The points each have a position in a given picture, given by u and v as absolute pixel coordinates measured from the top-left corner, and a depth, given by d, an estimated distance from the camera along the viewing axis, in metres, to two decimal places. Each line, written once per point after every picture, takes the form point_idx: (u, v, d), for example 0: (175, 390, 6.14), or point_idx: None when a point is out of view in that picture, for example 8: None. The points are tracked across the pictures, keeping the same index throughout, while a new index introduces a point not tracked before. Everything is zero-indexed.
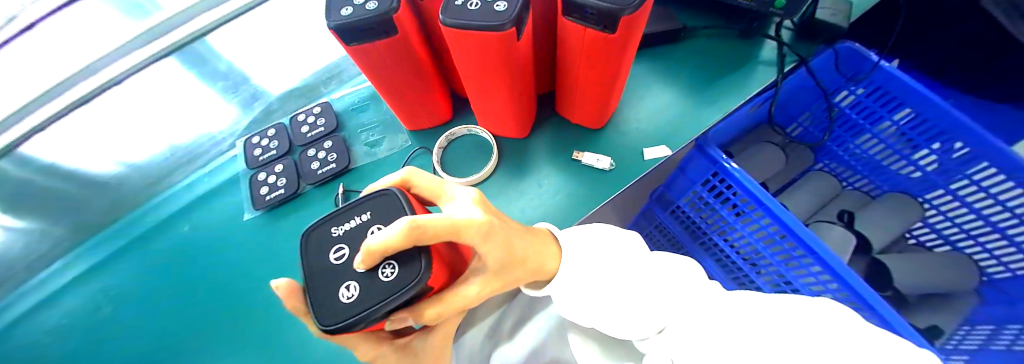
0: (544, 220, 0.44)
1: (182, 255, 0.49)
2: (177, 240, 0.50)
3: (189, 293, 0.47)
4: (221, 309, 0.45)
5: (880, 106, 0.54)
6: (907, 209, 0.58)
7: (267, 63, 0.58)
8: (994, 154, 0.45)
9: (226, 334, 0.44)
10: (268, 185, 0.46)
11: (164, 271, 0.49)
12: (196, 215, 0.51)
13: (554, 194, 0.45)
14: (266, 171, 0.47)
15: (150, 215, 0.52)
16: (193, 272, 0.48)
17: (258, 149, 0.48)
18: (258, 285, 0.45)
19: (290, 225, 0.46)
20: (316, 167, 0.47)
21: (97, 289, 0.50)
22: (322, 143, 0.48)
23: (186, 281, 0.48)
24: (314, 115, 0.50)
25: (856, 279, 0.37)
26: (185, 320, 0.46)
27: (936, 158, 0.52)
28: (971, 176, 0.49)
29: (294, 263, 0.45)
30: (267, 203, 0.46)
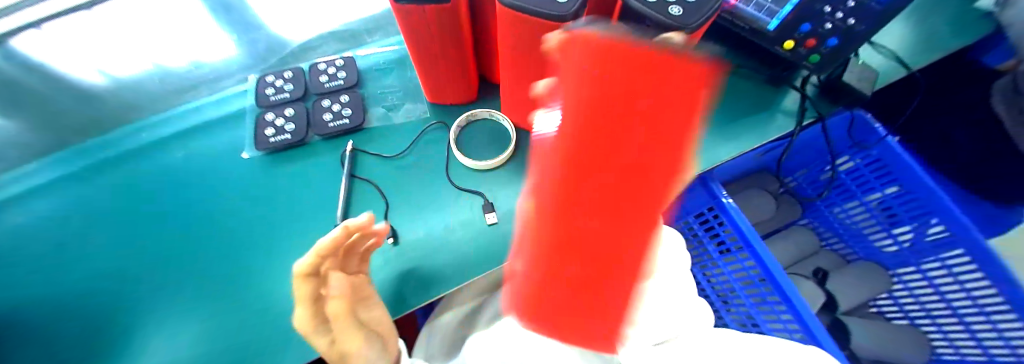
0: None
1: (165, 183, 0.46)
2: (160, 165, 0.48)
3: (161, 221, 0.45)
4: (190, 244, 0.43)
5: (875, 179, 0.57)
6: (873, 275, 0.61)
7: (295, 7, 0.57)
8: (968, 241, 0.49)
9: (186, 273, 0.41)
10: (275, 127, 0.45)
11: (141, 193, 0.46)
12: (188, 144, 0.48)
13: None
14: (276, 113, 0.46)
15: (132, 136, 0.49)
16: (173, 202, 0.45)
17: (271, 88, 0.47)
18: (236, 226, 0.43)
19: (288, 172, 0.44)
20: (328, 119, 0.45)
21: (56, 200, 0.46)
22: (338, 96, 0.47)
23: (163, 211, 0.45)
24: (336, 67, 0.48)
25: (820, 328, 0.41)
26: (151, 251, 0.43)
27: (912, 236, 0.55)
28: (943, 259, 0.52)
29: (281, 213, 0.42)
30: (271, 145, 0.44)
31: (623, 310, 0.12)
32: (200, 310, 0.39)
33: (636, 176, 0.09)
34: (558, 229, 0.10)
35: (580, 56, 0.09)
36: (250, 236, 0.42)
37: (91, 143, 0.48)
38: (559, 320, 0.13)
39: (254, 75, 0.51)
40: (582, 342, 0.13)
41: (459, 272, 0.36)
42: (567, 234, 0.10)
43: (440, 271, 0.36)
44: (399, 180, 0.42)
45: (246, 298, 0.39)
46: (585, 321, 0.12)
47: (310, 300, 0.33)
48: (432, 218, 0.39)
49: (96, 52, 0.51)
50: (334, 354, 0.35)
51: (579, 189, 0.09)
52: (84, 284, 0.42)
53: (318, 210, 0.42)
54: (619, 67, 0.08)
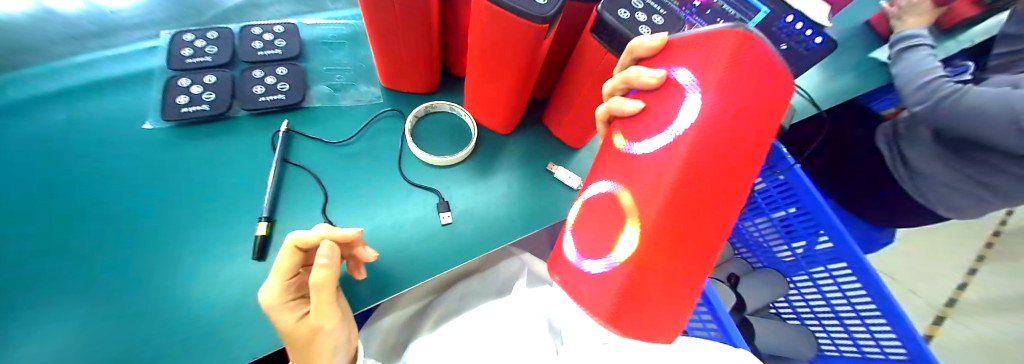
0: (495, 224, 0.38)
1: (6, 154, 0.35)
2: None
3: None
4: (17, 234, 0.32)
5: (781, 199, 0.64)
6: (773, 280, 0.72)
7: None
8: (849, 255, 0.57)
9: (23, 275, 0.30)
10: (189, 95, 0.37)
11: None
12: (52, 106, 0.37)
13: (505, 190, 0.40)
14: (192, 79, 0.38)
15: None
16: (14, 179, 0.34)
17: (188, 49, 0.39)
18: (106, 213, 0.33)
19: (203, 150, 0.37)
20: (259, 92, 0.39)
21: None
22: (275, 67, 0.40)
23: None
24: (275, 34, 0.42)
25: (734, 328, 0.46)
26: None
27: (807, 248, 0.64)
28: (829, 268, 0.62)
29: (185, 200, 0.35)
30: (182, 117, 0.37)
31: (705, 239, 0.16)
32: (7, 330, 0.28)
33: (751, 122, 0.14)
34: (703, 165, 0.14)
35: (725, 47, 0.14)
36: (125, 226, 0.33)
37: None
38: (664, 257, 0.15)
39: (163, 31, 0.42)
40: (669, 282, 0.16)
41: (403, 273, 0.33)
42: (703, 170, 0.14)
43: (381, 275, 0.33)
44: (341, 169, 0.38)
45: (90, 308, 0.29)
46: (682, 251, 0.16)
47: (288, 272, 0.28)
48: (377, 215, 0.36)
49: None
50: (303, 334, 0.28)
51: (716, 138, 0.14)
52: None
53: (237, 198, 0.36)
54: (752, 58, 0.13)
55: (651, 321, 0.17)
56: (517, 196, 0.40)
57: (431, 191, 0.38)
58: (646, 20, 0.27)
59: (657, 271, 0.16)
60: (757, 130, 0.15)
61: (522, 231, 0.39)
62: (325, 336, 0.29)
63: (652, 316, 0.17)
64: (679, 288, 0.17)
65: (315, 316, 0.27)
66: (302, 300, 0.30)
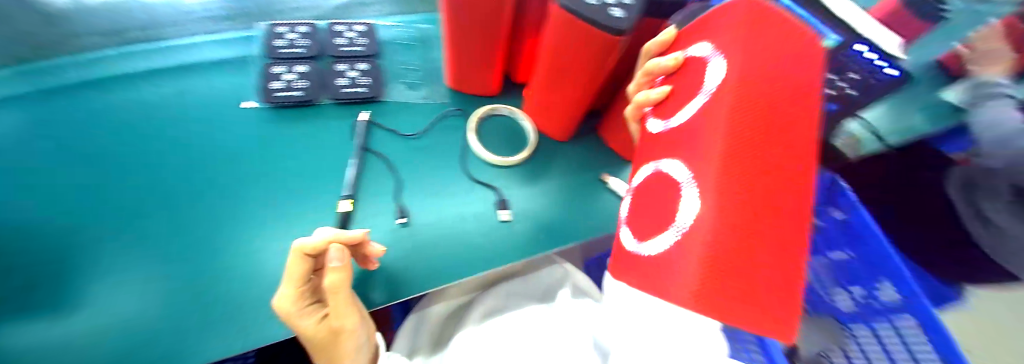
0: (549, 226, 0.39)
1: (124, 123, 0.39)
2: (100, 105, 0.40)
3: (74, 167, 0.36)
4: (111, 196, 0.34)
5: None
6: None
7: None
8: None
9: (122, 233, 0.33)
10: (284, 82, 0.42)
11: (61, 128, 0.38)
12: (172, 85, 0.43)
13: (560, 195, 0.41)
14: (287, 68, 0.42)
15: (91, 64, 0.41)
16: (125, 147, 0.38)
17: (284, 41, 0.43)
18: (199, 184, 0.37)
19: (287, 132, 0.40)
20: (341, 84, 0.43)
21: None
22: (355, 63, 0.44)
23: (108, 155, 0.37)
24: (357, 33, 0.46)
25: None
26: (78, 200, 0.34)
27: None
28: None
29: (269, 175, 0.38)
30: (278, 100, 0.41)
31: (781, 183, 0.17)
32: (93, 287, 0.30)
33: (770, 64, 0.19)
34: (750, 93, 0.18)
35: (737, 18, 0.20)
36: (214, 196, 0.36)
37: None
38: (747, 188, 0.16)
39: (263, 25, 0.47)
40: (765, 230, 0.16)
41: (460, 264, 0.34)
42: (744, 121, 0.17)
43: (438, 263, 0.34)
44: (406, 159, 0.40)
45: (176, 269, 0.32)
46: (760, 206, 0.16)
47: (301, 280, 0.28)
48: (436, 207, 0.38)
49: None
50: (324, 335, 0.29)
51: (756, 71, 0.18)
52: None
53: (313, 177, 0.38)
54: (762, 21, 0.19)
55: (739, 303, 0.14)
56: (568, 203, 0.41)
57: (490, 187, 0.40)
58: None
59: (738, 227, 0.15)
60: (786, 80, 0.19)
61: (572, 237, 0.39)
62: (341, 338, 0.29)
63: (737, 293, 0.14)
64: (772, 241, 0.16)
65: (329, 318, 0.28)
66: (319, 303, 0.31)
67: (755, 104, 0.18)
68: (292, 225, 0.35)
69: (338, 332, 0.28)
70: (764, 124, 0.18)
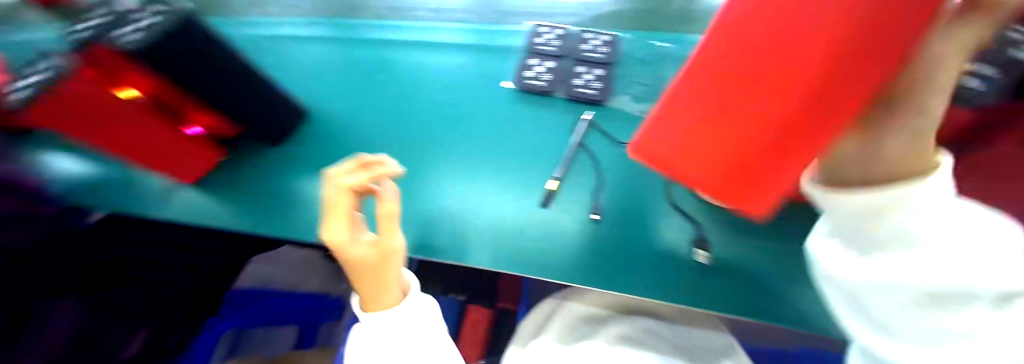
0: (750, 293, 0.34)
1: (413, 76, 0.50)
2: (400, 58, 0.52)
3: (381, 98, 0.49)
4: (399, 125, 0.47)
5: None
6: None
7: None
8: None
9: (400, 159, 0.44)
10: (533, 72, 0.47)
11: (380, 72, 0.51)
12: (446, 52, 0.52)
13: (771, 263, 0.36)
14: (536, 60, 0.48)
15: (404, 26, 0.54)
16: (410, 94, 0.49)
17: (541, 37, 0.48)
18: (452, 140, 0.45)
19: (522, 115, 0.46)
20: (577, 84, 0.46)
21: (335, 52, 0.54)
22: (594, 67, 0.46)
23: (400, 97, 0.49)
24: (603, 39, 0.48)
25: None
26: (379, 124, 0.47)
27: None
28: None
29: (501, 148, 0.45)
30: (523, 86, 0.47)
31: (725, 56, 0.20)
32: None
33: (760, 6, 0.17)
34: (739, 46, 0.19)
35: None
36: (462, 154, 0.45)
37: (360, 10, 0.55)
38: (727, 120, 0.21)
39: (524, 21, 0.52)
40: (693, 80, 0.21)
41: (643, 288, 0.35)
42: (730, 75, 0.20)
43: (622, 279, 0.36)
44: (615, 166, 0.43)
45: (429, 194, 0.42)
46: (724, 132, 0.21)
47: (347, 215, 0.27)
48: (631, 220, 0.40)
49: None
50: (380, 258, 0.28)
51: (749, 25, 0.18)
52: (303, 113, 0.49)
53: (533, 160, 0.44)
54: None
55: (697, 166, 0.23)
56: (777, 273, 0.35)
57: (692, 222, 0.38)
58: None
59: (701, 140, 0.22)
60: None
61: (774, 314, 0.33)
62: (386, 263, 0.28)
63: (701, 164, 0.23)
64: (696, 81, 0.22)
65: (382, 238, 0.28)
66: None
67: (743, 43, 0.18)
68: (510, 191, 0.42)
69: (388, 258, 0.28)
70: (757, 87, 0.19)
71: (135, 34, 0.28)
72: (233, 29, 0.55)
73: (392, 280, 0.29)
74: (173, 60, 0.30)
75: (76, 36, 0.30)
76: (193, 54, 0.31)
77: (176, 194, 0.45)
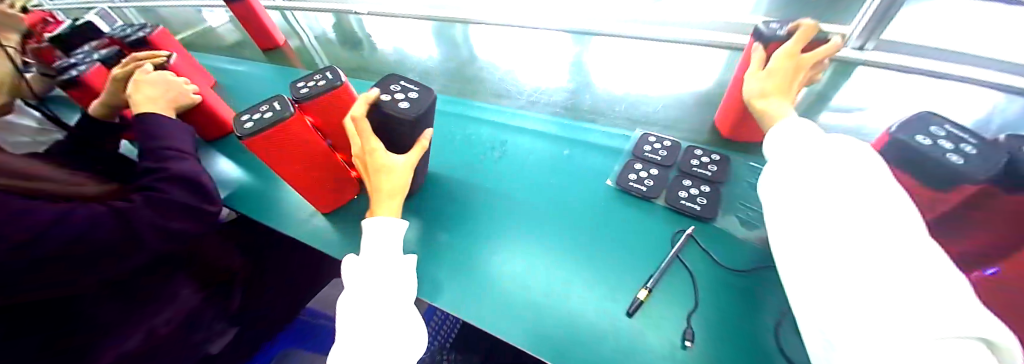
0: None
1: (519, 156, 0.57)
2: (513, 141, 0.60)
3: (491, 171, 0.55)
4: (500, 195, 0.52)
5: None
6: None
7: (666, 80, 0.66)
8: None
9: (495, 228, 0.48)
10: (637, 175, 0.50)
11: (494, 149, 0.59)
12: (551, 140, 0.59)
13: None
14: (643, 166, 0.51)
15: (520, 115, 0.64)
16: (511, 171, 0.55)
17: (649, 147, 0.53)
18: (544, 219, 0.48)
19: (619, 211, 0.48)
20: (682, 196, 0.47)
21: (461, 125, 0.64)
22: (699, 183, 0.48)
23: (502, 173, 0.55)
24: (710, 159, 0.51)
25: None
26: (483, 192, 0.52)
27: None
28: None
29: (590, 237, 0.45)
30: (626, 186, 0.49)
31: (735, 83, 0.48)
32: (471, 255, 0.45)
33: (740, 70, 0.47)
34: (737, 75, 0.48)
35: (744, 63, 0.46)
36: (550, 234, 0.46)
37: (497, 101, 0.68)
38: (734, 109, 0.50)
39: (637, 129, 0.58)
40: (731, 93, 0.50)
41: None
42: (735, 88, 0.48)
43: None
44: (712, 287, 0.40)
45: (514, 269, 0.43)
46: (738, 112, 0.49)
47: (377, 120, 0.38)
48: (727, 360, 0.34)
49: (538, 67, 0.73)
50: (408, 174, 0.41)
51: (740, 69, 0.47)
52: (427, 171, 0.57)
53: (622, 256, 0.43)
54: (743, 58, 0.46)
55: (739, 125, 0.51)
56: None
57: None
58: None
59: (728, 109, 0.51)
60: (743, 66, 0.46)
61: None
62: (388, 174, 0.39)
63: (730, 123, 0.52)
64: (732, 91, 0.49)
65: (380, 151, 0.38)
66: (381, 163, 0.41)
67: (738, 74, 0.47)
68: (595, 285, 0.41)
69: (392, 171, 0.39)
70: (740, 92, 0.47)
71: (404, 103, 0.37)
72: None
73: (395, 190, 0.40)
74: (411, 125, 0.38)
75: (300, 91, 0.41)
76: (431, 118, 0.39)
77: (310, 219, 0.51)
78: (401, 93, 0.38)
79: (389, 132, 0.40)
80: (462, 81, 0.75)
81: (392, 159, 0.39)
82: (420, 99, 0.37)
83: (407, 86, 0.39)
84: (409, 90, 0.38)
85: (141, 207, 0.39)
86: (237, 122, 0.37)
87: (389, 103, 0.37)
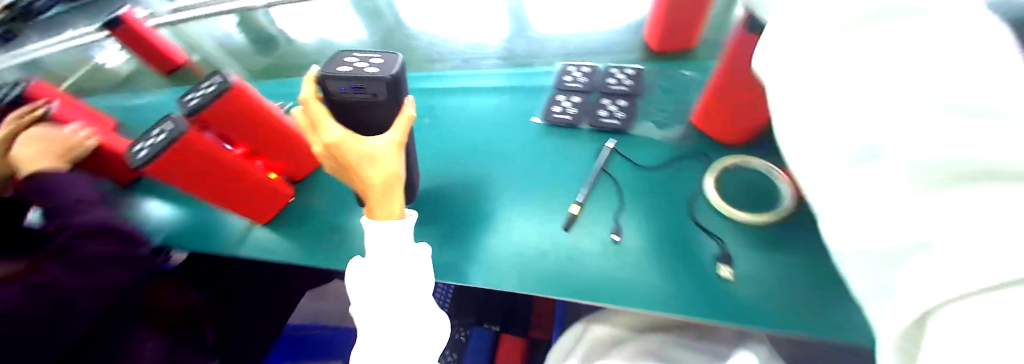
0: (777, 301, 0.35)
1: (453, 116, 0.58)
2: (441, 106, 0.60)
3: (427, 136, 0.56)
4: (442, 156, 0.53)
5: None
6: None
7: (585, 14, 0.68)
8: None
9: (442, 188, 0.50)
10: (560, 106, 0.52)
11: (426, 114, 0.59)
12: (486, 94, 0.60)
13: (796, 272, 0.36)
14: (566, 97, 0.53)
15: (445, 75, 0.64)
16: (444, 133, 0.56)
17: (569, 76, 0.55)
18: (484, 169, 0.50)
19: (552, 144, 0.51)
20: (602, 116, 0.50)
21: None
22: (617, 100, 0.52)
23: (436, 136, 0.56)
24: (625, 75, 0.54)
25: None
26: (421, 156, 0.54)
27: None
28: None
29: (529, 171, 0.49)
30: (552, 119, 0.52)
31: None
32: (423, 224, 0.47)
33: None
34: None
35: None
36: (491, 180, 0.49)
37: (425, 67, 0.67)
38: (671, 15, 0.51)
39: (557, 63, 0.60)
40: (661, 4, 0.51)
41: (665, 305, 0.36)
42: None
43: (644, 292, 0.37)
44: (638, 188, 0.44)
45: (466, 224, 0.46)
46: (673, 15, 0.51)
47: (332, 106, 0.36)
48: (655, 243, 0.40)
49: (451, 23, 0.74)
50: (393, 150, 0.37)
51: None
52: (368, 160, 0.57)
53: (558, 181, 0.47)
54: None
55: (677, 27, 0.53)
56: (806, 282, 0.35)
57: (714, 239, 0.39)
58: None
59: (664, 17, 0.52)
60: None
61: (825, 329, 0.33)
62: (371, 162, 0.36)
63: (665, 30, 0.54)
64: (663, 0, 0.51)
65: (353, 138, 0.35)
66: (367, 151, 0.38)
67: None
68: (537, 217, 0.44)
69: (376, 157, 0.36)
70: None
71: (370, 68, 0.33)
72: None
73: (392, 180, 0.38)
74: (376, 87, 0.33)
75: (191, 103, 0.40)
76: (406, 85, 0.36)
77: (253, 233, 0.51)
78: (361, 61, 0.34)
79: (362, 113, 0.36)
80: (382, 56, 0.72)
81: (370, 144, 0.36)
82: (388, 63, 0.34)
83: (364, 54, 0.35)
84: (370, 57, 0.35)
85: (58, 274, 0.38)
86: (131, 153, 0.36)
87: (351, 73, 0.33)
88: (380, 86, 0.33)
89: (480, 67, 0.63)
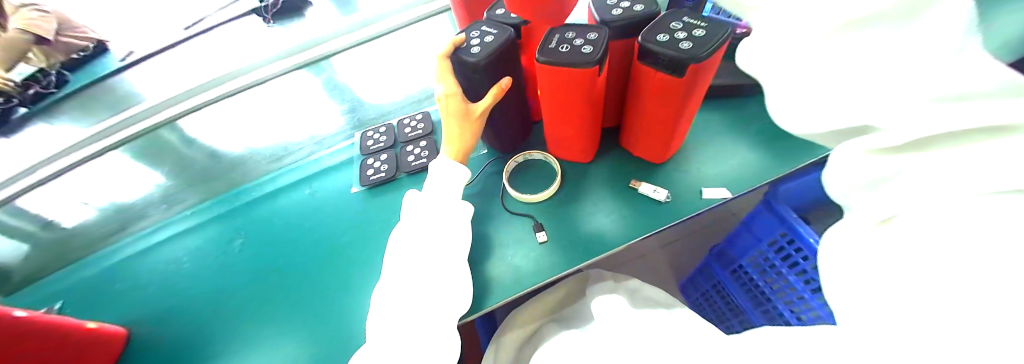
0: (574, 238, 0.47)
1: (285, 220, 0.59)
2: (272, 211, 0.61)
3: (267, 246, 0.58)
4: (286, 258, 0.55)
5: (785, 266, 0.58)
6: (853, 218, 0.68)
7: (383, 81, 0.80)
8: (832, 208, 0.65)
9: (294, 286, 0.53)
10: (373, 168, 0.58)
11: (256, 230, 0.60)
12: (314, 183, 0.63)
13: (579, 210, 0.49)
14: (375, 158, 0.59)
15: (264, 186, 0.65)
16: (277, 240, 0.58)
17: (371, 140, 0.61)
18: (332, 252, 0.54)
19: (384, 202, 0.56)
20: (412, 159, 0.58)
21: (214, 231, 0.62)
22: (419, 142, 0.60)
23: (268, 247, 0.57)
24: (416, 121, 0.62)
25: None
26: (259, 270, 0.56)
27: (817, 311, 0.53)
28: None
29: (367, 233, 0.54)
30: (371, 181, 0.57)
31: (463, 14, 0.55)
32: (316, 319, 0.49)
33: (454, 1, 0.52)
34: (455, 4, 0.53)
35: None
36: (343, 258, 0.53)
37: (237, 185, 0.68)
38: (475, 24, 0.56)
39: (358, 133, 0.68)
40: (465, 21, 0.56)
41: (517, 280, 0.45)
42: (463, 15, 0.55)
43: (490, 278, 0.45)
44: None
45: (353, 302, 0.49)
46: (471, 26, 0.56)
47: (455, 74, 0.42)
48: (493, 244, 0.48)
49: (264, 134, 0.78)
50: (479, 116, 0.44)
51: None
52: (225, 302, 0.54)
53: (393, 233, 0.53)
54: None
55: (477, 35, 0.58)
56: (583, 211, 0.49)
57: (529, 217, 0.49)
58: (704, 33, 0.35)
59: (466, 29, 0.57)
60: None
61: (622, 237, 0.46)
62: (460, 120, 0.45)
63: None
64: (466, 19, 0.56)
65: (460, 96, 0.43)
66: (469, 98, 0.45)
67: (458, 8, 0.54)
68: None
69: (469, 112, 0.44)
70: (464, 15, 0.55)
71: (477, 48, 0.39)
72: (129, 257, 0.65)
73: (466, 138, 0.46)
74: (488, 69, 0.39)
75: None
76: (505, 63, 0.40)
77: None
78: (482, 36, 0.40)
79: (468, 84, 0.42)
80: (191, 193, 0.70)
81: (471, 106, 0.44)
82: (491, 44, 0.38)
83: (488, 29, 0.40)
84: (489, 34, 0.40)
85: None
86: None
87: (468, 49, 0.39)
88: (478, 65, 0.38)
89: (298, 166, 0.67)
